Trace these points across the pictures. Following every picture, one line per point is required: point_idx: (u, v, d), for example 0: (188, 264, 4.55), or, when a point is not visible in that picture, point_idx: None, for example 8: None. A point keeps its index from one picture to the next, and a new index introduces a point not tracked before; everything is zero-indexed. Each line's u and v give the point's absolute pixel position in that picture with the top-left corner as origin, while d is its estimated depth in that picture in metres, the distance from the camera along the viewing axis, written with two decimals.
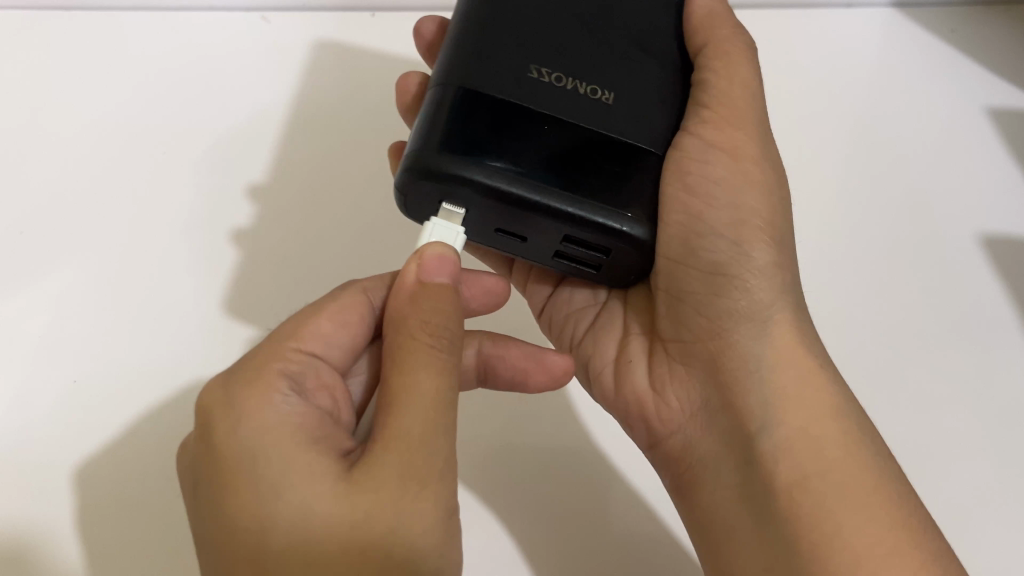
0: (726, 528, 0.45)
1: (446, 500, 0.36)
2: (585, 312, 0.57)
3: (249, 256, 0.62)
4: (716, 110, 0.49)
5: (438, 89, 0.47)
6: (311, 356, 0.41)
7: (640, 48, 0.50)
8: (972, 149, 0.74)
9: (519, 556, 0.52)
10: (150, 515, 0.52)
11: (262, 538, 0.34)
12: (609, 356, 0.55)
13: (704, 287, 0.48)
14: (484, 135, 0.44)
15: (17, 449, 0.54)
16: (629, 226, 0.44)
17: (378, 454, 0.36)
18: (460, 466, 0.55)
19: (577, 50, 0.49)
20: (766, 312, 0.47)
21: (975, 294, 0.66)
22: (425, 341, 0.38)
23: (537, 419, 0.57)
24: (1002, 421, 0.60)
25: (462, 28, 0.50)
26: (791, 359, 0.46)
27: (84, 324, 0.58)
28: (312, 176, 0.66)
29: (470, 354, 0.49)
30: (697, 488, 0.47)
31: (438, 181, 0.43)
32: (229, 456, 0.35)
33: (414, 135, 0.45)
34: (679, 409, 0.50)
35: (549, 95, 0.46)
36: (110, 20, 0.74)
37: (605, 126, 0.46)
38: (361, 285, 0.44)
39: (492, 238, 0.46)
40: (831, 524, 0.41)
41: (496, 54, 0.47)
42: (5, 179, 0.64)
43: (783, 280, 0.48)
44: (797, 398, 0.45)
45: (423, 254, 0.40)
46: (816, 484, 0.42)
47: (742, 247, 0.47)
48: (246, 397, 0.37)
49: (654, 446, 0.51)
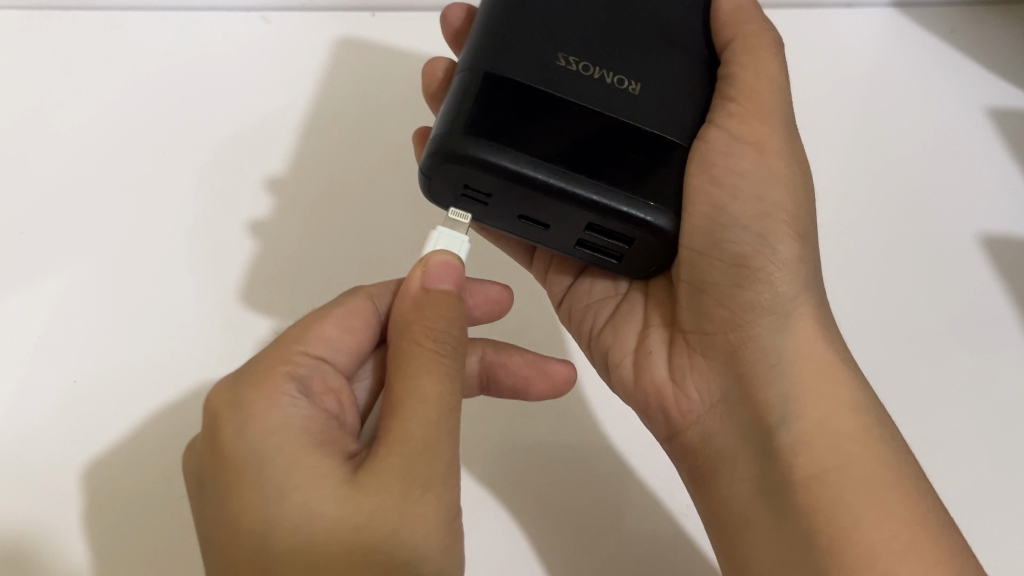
0: (742, 520, 0.45)
1: (446, 504, 0.37)
2: (605, 303, 0.57)
3: (264, 248, 0.62)
4: (742, 104, 0.49)
5: (464, 73, 0.47)
6: (317, 360, 0.41)
7: (667, 41, 0.50)
8: (972, 149, 0.74)
9: (520, 556, 0.53)
10: (150, 515, 0.53)
11: (262, 541, 0.34)
12: (629, 346, 0.55)
13: (726, 279, 0.47)
14: (509, 119, 0.44)
15: (20, 449, 0.54)
16: (652, 215, 0.44)
17: (382, 457, 0.36)
18: (462, 454, 0.56)
19: (603, 40, 0.49)
20: (789, 305, 0.47)
21: (975, 294, 0.66)
22: (428, 347, 0.38)
23: (540, 418, 0.58)
24: (1002, 420, 0.61)
25: (490, 17, 0.50)
26: (812, 352, 0.46)
27: (86, 324, 0.59)
28: (329, 169, 0.66)
29: (473, 360, 0.50)
30: (714, 480, 0.48)
31: (463, 163, 0.42)
32: (236, 459, 0.36)
33: (440, 119, 0.45)
34: (698, 401, 0.50)
35: (575, 83, 0.46)
36: (110, 20, 0.75)
37: (631, 115, 0.46)
38: (367, 290, 0.44)
39: (514, 225, 0.46)
40: (847, 519, 0.41)
41: (523, 41, 0.48)
42: (6, 179, 0.65)
43: (805, 276, 0.48)
44: (818, 391, 0.45)
45: (428, 262, 0.40)
46: (835, 479, 0.42)
47: (766, 240, 0.46)
48: (251, 399, 0.37)
49: (673, 437, 0.51)
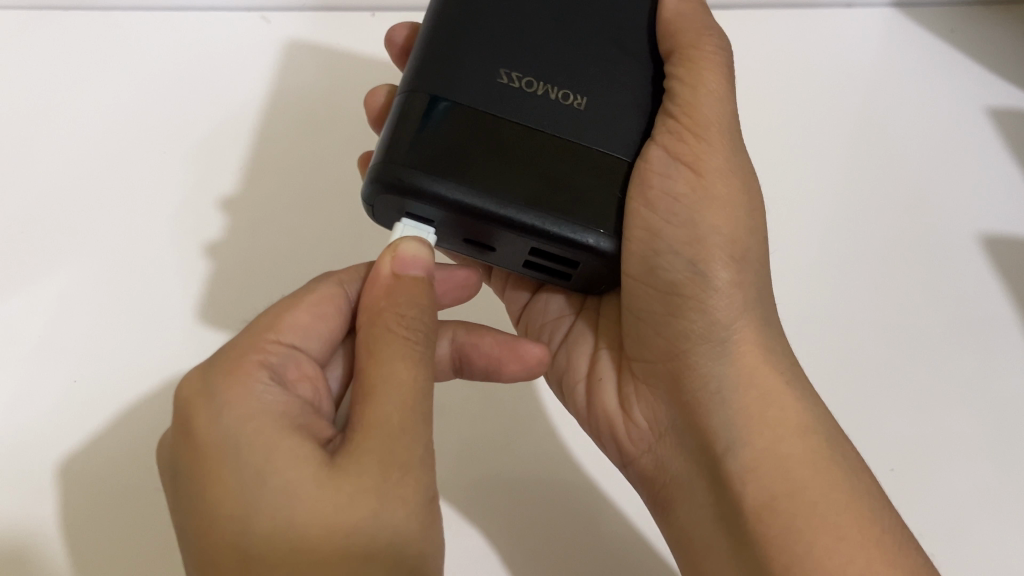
0: (703, 549, 0.46)
1: (421, 505, 0.37)
2: (559, 322, 0.58)
3: (226, 258, 0.62)
4: (680, 120, 0.47)
5: (405, 95, 0.46)
6: (290, 347, 0.42)
7: (615, 48, 0.49)
8: (970, 149, 0.75)
9: (501, 553, 0.54)
10: (138, 516, 0.53)
11: (242, 526, 0.35)
12: (582, 371, 0.56)
13: (661, 308, 0.47)
14: (448, 144, 0.43)
15: (22, 448, 0.55)
16: (596, 239, 0.44)
17: (357, 441, 0.36)
18: (441, 474, 0.57)
19: (548, 52, 0.48)
20: (725, 332, 0.47)
21: (973, 295, 0.67)
22: (398, 333, 0.39)
23: (515, 415, 0.59)
24: (998, 421, 0.62)
25: (433, 31, 0.48)
26: (751, 375, 0.46)
27: (81, 323, 0.59)
28: (300, 175, 0.66)
29: (444, 344, 0.51)
30: (672, 506, 0.48)
31: (399, 192, 0.42)
32: (210, 446, 0.36)
33: (380, 144, 0.44)
34: (647, 428, 0.51)
35: (516, 101, 0.46)
36: (111, 21, 0.75)
37: (574, 133, 0.46)
38: (337, 277, 0.45)
39: (463, 246, 0.46)
40: (801, 546, 0.42)
41: (463, 59, 0.47)
42: (6, 180, 0.65)
43: (746, 298, 0.47)
44: (761, 414, 0.45)
45: (398, 248, 0.42)
46: (784, 505, 0.43)
47: (699, 268, 0.46)
48: (225, 387, 0.37)
49: (627, 464, 0.52)
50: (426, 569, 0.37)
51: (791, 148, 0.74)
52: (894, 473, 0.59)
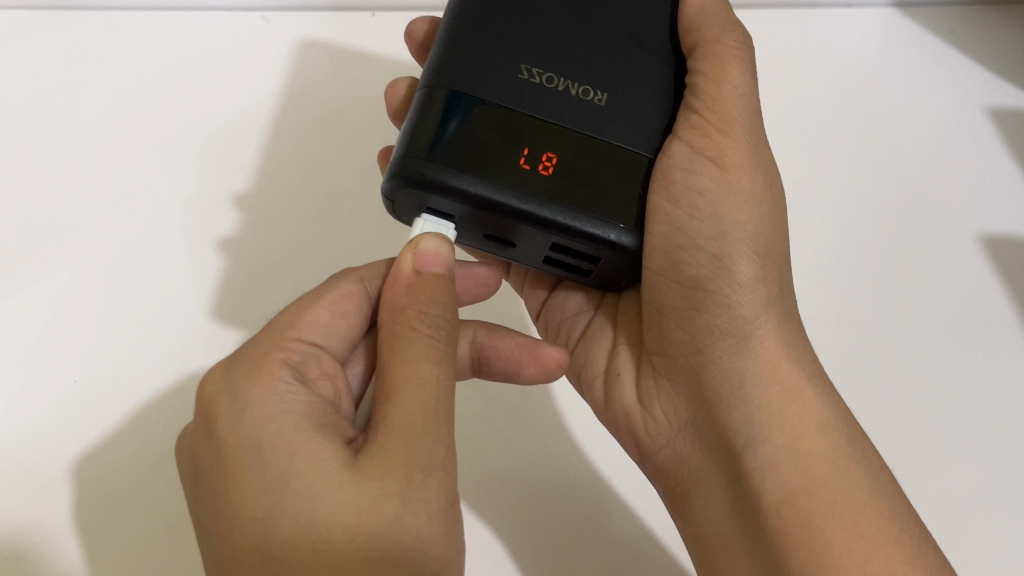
0: (719, 545, 0.46)
1: (443, 508, 0.36)
2: (577, 319, 0.58)
3: (234, 258, 0.62)
4: (705, 115, 0.47)
5: (425, 90, 0.46)
6: (311, 346, 0.41)
7: (637, 44, 0.49)
8: (971, 148, 0.75)
9: (515, 555, 0.54)
10: (142, 519, 0.52)
11: (265, 528, 0.34)
12: (600, 366, 0.56)
13: (684, 302, 0.47)
14: (469, 138, 0.43)
15: (22, 448, 0.54)
16: (618, 234, 0.43)
17: (380, 442, 0.36)
18: (458, 473, 0.56)
19: (568, 48, 0.47)
20: (748, 327, 0.46)
21: (977, 294, 0.67)
22: (422, 331, 0.38)
23: (533, 415, 0.58)
24: (1003, 421, 0.62)
25: (453, 26, 0.48)
26: (773, 371, 0.46)
27: (83, 322, 0.58)
28: (307, 173, 0.66)
29: (463, 343, 0.50)
30: (689, 502, 0.48)
31: (421, 187, 0.42)
32: (232, 446, 0.35)
33: (401, 139, 0.44)
34: (666, 424, 0.50)
35: (538, 97, 0.45)
36: (109, 19, 0.74)
37: (596, 129, 0.45)
38: (357, 274, 0.45)
39: (483, 242, 0.46)
40: (820, 543, 0.41)
41: (485, 55, 0.46)
42: (8, 179, 0.65)
43: (768, 293, 0.47)
44: (783, 411, 0.45)
45: (419, 245, 0.41)
46: (803, 502, 0.43)
47: (722, 262, 0.46)
48: (248, 386, 0.37)
49: (645, 459, 0.52)
50: (446, 569, 0.36)
51: (797, 147, 0.74)
52: (901, 471, 0.59)
